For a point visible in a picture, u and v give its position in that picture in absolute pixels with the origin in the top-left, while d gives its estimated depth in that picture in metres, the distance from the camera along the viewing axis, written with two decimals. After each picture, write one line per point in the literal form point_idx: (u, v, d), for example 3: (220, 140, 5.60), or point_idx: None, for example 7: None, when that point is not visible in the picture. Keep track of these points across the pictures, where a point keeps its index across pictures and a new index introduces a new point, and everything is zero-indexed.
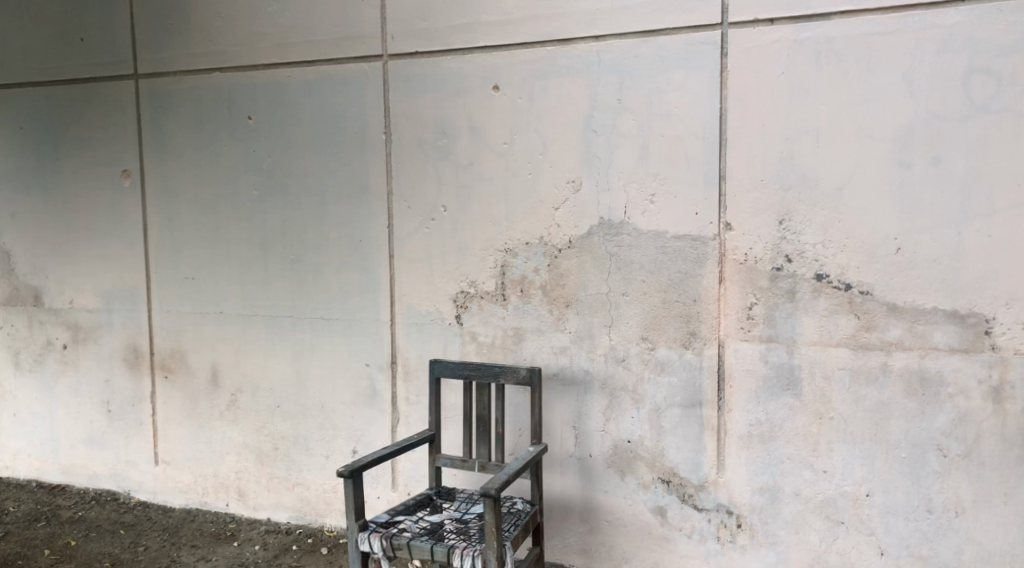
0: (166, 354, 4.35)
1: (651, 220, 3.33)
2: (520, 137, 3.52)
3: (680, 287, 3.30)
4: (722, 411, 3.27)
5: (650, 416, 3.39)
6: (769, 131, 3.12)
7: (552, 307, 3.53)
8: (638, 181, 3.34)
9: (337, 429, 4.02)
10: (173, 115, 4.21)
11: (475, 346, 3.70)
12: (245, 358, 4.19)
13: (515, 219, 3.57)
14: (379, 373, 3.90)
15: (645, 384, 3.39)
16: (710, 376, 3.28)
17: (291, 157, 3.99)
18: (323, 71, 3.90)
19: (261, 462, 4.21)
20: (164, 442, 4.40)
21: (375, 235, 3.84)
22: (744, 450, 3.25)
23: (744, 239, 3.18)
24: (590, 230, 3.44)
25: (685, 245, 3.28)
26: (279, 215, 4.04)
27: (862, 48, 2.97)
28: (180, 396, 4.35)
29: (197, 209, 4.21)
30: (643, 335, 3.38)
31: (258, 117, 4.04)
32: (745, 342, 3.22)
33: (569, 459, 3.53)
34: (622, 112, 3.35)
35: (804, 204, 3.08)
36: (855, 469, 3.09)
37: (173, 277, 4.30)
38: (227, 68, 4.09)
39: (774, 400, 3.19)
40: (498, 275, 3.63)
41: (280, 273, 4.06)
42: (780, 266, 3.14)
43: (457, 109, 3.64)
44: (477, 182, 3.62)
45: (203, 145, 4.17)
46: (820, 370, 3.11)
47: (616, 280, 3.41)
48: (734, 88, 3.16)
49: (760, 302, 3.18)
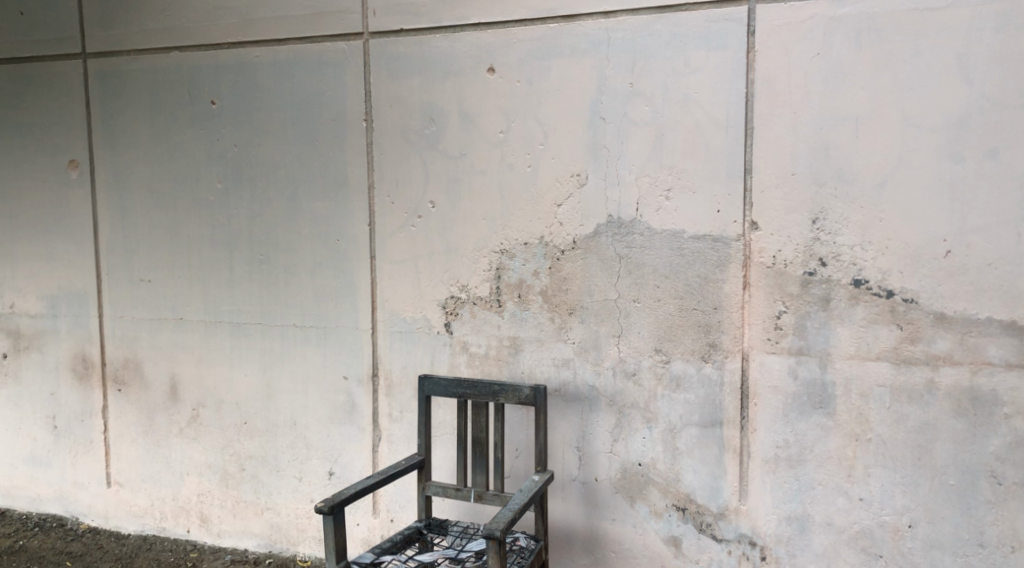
0: (119, 365, 3.91)
1: (666, 219, 2.98)
2: (519, 125, 3.15)
3: (698, 293, 2.95)
4: (745, 431, 2.94)
5: (665, 436, 3.04)
6: (802, 119, 2.79)
7: (553, 314, 3.17)
8: (652, 174, 2.98)
9: (310, 449, 3.62)
10: (126, 99, 3.76)
11: (466, 357, 3.32)
12: (208, 370, 3.77)
13: (512, 216, 3.19)
14: (359, 388, 3.51)
15: (658, 401, 3.04)
16: (732, 392, 2.94)
17: (260, 147, 3.58)
18: (295, 51, 3.48)
19: (226, 484, 3.79)
20: (117, 462, 3.96)
21: (354, 233, 3.44)
22: (770, 474, 2.92)
23: (773, 240, 2.85)
24: (597, 228, 3.08)
25: (704, 247, 2.94)
26: (246, 212, 3.62)
27: (908, 27, 2.66)
28: (134, 411, 3.91)
29: (153, 204, 3.77)
30: (656, 347, 3.03)
31: (222, 101, 3.62)
32: (772, 355, 2.88)
33: (572, 483, 3.17)
34: (633, 98, 2.99)
35: (839, 201, 2.77)
36: (895, 497, 2.78)
37: (126, 279, 3.85)
38: (187, 47, 3.66)
39: (803, 420, 2.86)
40: (493, 279, 3.25)
41: (246, 275, 3.65)
42: (812, 270, 2.81)
43: (446, 93, 3.25)
44: (470, 174, 3.24)
45: (160, 133, 3.73)
46: (856, 387, 2.79)
47: (626, 285, 3.05)
48: (761, 71, 2.82)
49: (789, 310, 2.85)
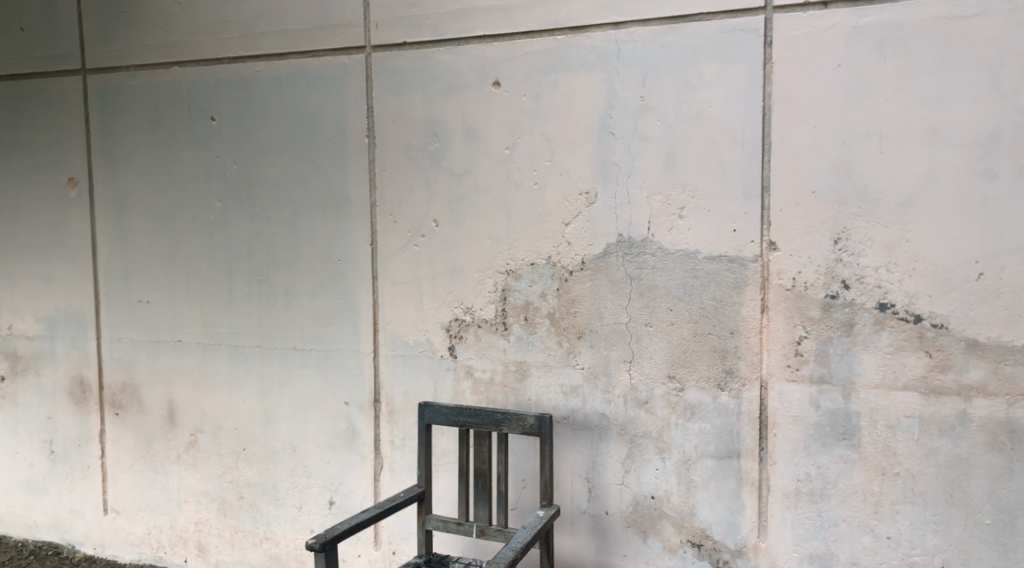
0: (117, 388, 3.81)
1: (679, 239, 2.84)
2: (525, 141, 3.03)
3: (714, 316, 2.81)
4: (764, 464, 2.77)
5: (679, 468, 2.88)
6: (822, 134, 2.64)
7: (561, 338, 3.03)
8: (664, 192, 2.85)
9: (310, 477, 3.49)
10: (125, 116, 3.69)
11: (471, 383, 3.18)
12: (206, 394, 3.66)
13: (518, 236, 3.06)
14: (359, 414, 3.38)
15: (672, 431, 2.88)
16: (750, 422, 2.78)
17: (260, 165, 3.48)
18: (296, 66, 3.39)
19: (224, 513, 3.66)
20: (114, 489, 3.85)
21: (355, 253, 3.33)
22: (790, 510, 2.75)
23: (792, 262, 2.70)
24: (606, 249, 2.94)
25: (719, 268, 2.79)
26: (246, 231, 3.52)
27: (935, 36, 2.52)
28: (132, 436, 3.80)
29: (152, 222, 3.68)
30: (669, 373, 2.88)
31: (222, 118, 3.53)
32: (792, 383, 2.73)
33: (581, 516, 3.02)
34: (644, 112, 2.86)
35: (863, 220, 2.61)
36: (925, 536, 2.60)
37: (124, 299, 3.76)
38: (187, 62, 3.58)
39: (826, 452, 2.69)
40: (498, 301, 3.12)
41: (246, 297, 3.54)
42: (834, 293, 2.66)
43: (450, 109, 3.14)
44: (475, 192, 3.12)
45: (159, 150, 3.64)
46: (883, 418, 2.62)
47: (638, 308, 2.91)
48: (779, 83, 2.68)
49: (810, 336, 2.69)
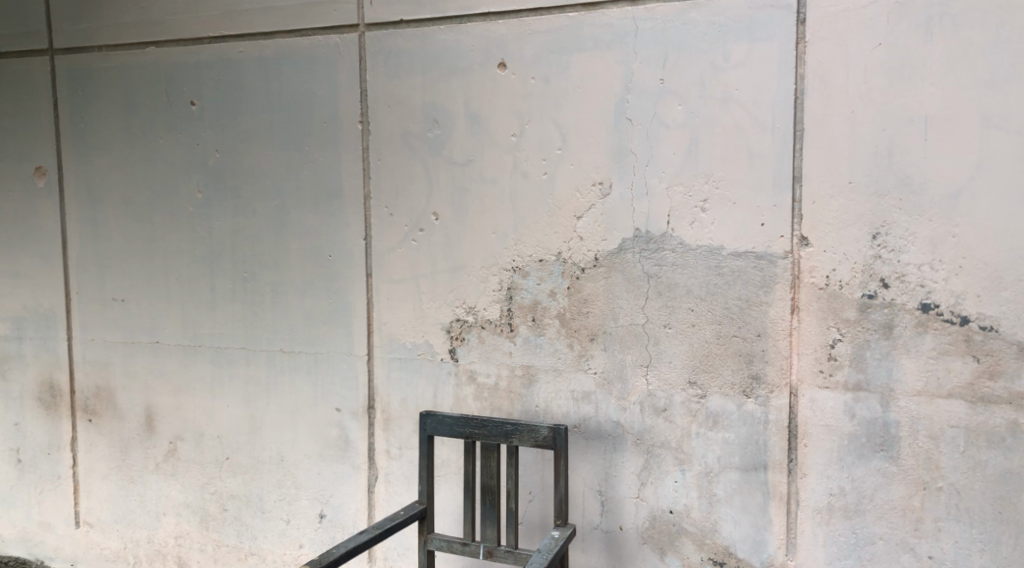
0: (90, 393, 3.55)
1: (701, 234, 2.62)
2: (534, 128, 2.79)
3: (739, 318, 2.60)
4: (794, 477, 2.56)
5: (700, 480, 2.67)
6: (861, 120, 2.44)
7: (572, 341, 2.80)
8: (686, 182, 2.63)
9: (299, 488, 3.25)
10: (98, 100, 3.41)
11: (474, 388, 2.95)
12: (186, 400, 3.40)
13: (526, 230, 2.83)
14: (353, 421, 3.14)
15: (692, 441, 2.67)
16: (779, 432, 2.57)
17: (244, 152, 3.22)
18: (284, 46, 3.13)
19: (206, 526, 3.42)
20: (87, 500, 3.59)
21: (348, 249, 3.08)
22: (822, 526, 2.54)
23: (826, 259, 2.50)
24: (621, 244, 2.72)
25: (745, 266, 2.58)
26: (229, 225, 3.27)
27: (984, 14, 2.33)
28: (106, 444, 3.54)
29: (127, 215, 3.41)
30: (690, 379, 2.66)
31: (203, 102, 3.27)
32: (825, 390, 2.52)
33: (593, 532, 2.80)
34: (665, 96, 2.64)
35: (904, 213, 2.42)
36: (971, 556, 2.41)
37: (98, 297, 3.49)
38: (164, 42, 3.31)
39: (861, 465, 2.49)
40: (503, 301, 2.89)
41: (229, 295, 3.29)
42: (872, 292, 2.46)
43: (452, 92, 2.90)
44: (478, 183, 2.89)
45: (135, 137, 3.38)
46: (924, 428, 2.43)
47: (656, 308, 2.69)
48: (813, 65, 2.48)
49: (845, 339, 2.49)
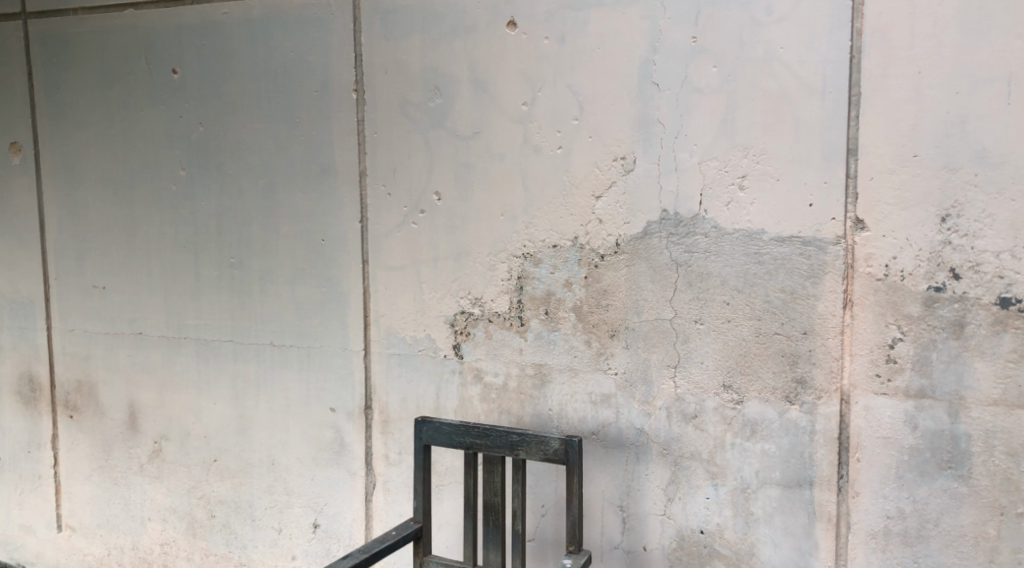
0: (71, 387, 3.30)
1: (739, 215, 2.28)
2: (547, 95, 2.47)
3: (782, 313, 2.26)
4: (844, 496, 2.23)
5: (735, 497, 2.35)
6: (929, 82, 2.08)
7: (590, 337, 2.48)
8: (721, 156, 2.29)
9: (291, 495, 2.97)
10: (74, 70, 3.14)
11: (480, 389, 2.64)
12: (171, 397, 3.14)
13: (538, 212, 2.51)
14: (348, 423, 2.85)
15: (726, 452, 2.35)
16: (827, 444, 2.24)
17: (230, 126, 2.93)
18: (271, 7, 2.82)
19: (193, 534, 3.16)
20: (68, 503, 3.35)
21: (342, 233, 2.78)
22: (878, 553, 2.21)
23: (885, 245, 2.15)
24: (646, 228, 2.39)
25: (790, 253, 2.24)
26: (214, 206, 2.98)
27: None
28: (88, 443, 3.29)
29: (107, 194, 3.14)
30: (724, 382, 2.34)
31: (185, 70, 2.98)
32: (881, 397, 2.18)
33: (613, 551, 2.50)
34: (697, 56, 2.29)
35: (980, 191, 2.06)
36: None
37: (77, 284, 3.23)
38: (142, 4, 3.01)
39: (924, 484, 2.15)
40: (513, 291, 2.57)
41: (215, 282, 3.01)
42: (940, 284, 2.11)
43: (455, 56, 2.57)
44: (485, 158, 2.56)
45: (113, 109, 3.09)
46: (1001, 443, 2.08)
47: (686, 300, 2.36)
48: (873, 17, 2.12)
49: (906, 338, 2.14)
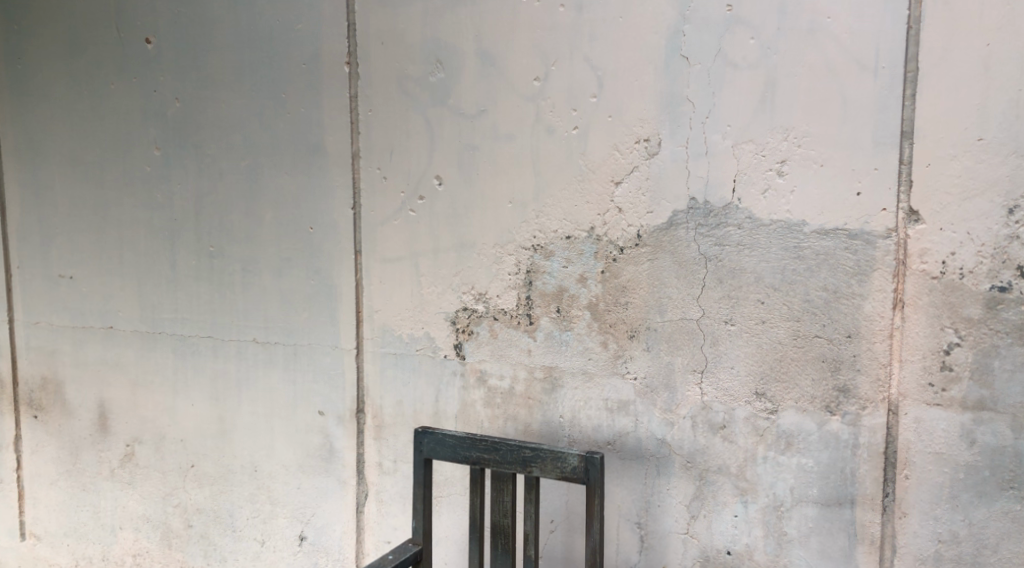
0: (36, 386, 3.03)
1: (777, 205, 2.05)
2: (562, 70, 2.22)
3: (823, 313, 2.03)
4: (890, 517, 2.02)
5: (767, 516, 2.12)
6: (998, 56, 1.85)
7: (606, 338, 2.25)
8: (757, 138, 2.05)
9: (275, 504, 2.73)
10: (38, 39, 2.85)
11: (484, 393, 2.40)
12: (145, 396, 2.88)
13: (550, 199, 2.27)
14: (338, 428, 2.60)
15: (758, 467, 2.12)
16: (871, 459, 2.02)
17: (209, 102, 2.66)
18: None
19: (168, 545, 2.91)
20: (33, 509, 3.09)
21: (332, 220, 2.52)
22: None
23: (943, 239, 1.92)
24: (671, 218, 2.15)
25: (834, 247, 2.01)
26: (192, 190, 2.72)
27: None
28: (54, 446, 3.03)
29: (75, 175, 2.86)
30: (757, 390, 2.11)
31: (160, 40, 2.70)
32: (934, 408, 1.96)
33: None
34: (733, 27, 2.05)
35: None
36: None
37: (42, 273, 2.95)
38: None
39: (982, 506, 1.94)
40: (521, 286, 2.33)
41: (193, 273, 2.75)
42: (1004, 284, 1.89)
43: (459, 25, 2.32)
44: (491, 139, 2.32)
45: (81, 81, 2.82)
46: None
47: (716, 298, 2.13)
48: None
49: (964, 343, 1.92)
